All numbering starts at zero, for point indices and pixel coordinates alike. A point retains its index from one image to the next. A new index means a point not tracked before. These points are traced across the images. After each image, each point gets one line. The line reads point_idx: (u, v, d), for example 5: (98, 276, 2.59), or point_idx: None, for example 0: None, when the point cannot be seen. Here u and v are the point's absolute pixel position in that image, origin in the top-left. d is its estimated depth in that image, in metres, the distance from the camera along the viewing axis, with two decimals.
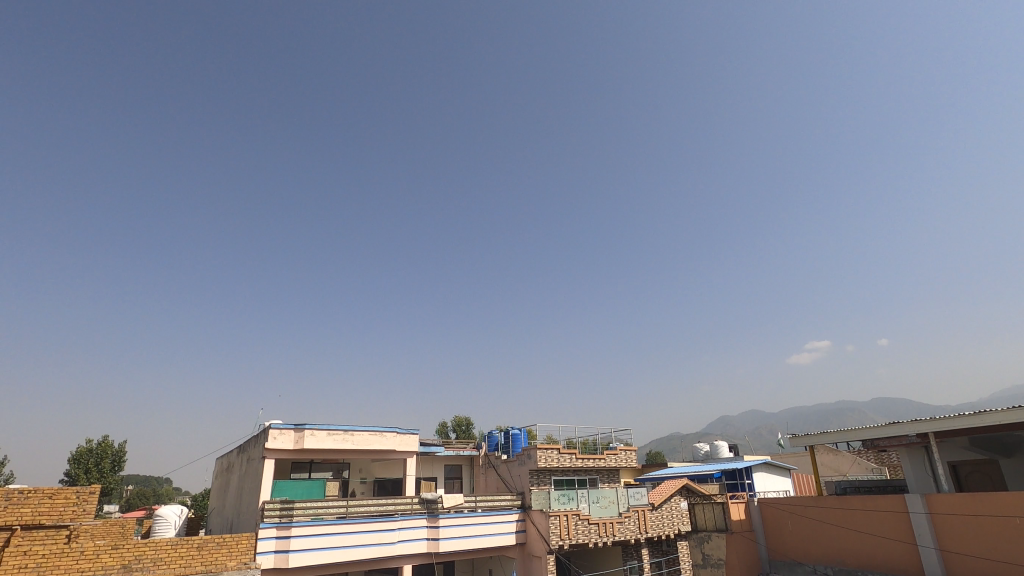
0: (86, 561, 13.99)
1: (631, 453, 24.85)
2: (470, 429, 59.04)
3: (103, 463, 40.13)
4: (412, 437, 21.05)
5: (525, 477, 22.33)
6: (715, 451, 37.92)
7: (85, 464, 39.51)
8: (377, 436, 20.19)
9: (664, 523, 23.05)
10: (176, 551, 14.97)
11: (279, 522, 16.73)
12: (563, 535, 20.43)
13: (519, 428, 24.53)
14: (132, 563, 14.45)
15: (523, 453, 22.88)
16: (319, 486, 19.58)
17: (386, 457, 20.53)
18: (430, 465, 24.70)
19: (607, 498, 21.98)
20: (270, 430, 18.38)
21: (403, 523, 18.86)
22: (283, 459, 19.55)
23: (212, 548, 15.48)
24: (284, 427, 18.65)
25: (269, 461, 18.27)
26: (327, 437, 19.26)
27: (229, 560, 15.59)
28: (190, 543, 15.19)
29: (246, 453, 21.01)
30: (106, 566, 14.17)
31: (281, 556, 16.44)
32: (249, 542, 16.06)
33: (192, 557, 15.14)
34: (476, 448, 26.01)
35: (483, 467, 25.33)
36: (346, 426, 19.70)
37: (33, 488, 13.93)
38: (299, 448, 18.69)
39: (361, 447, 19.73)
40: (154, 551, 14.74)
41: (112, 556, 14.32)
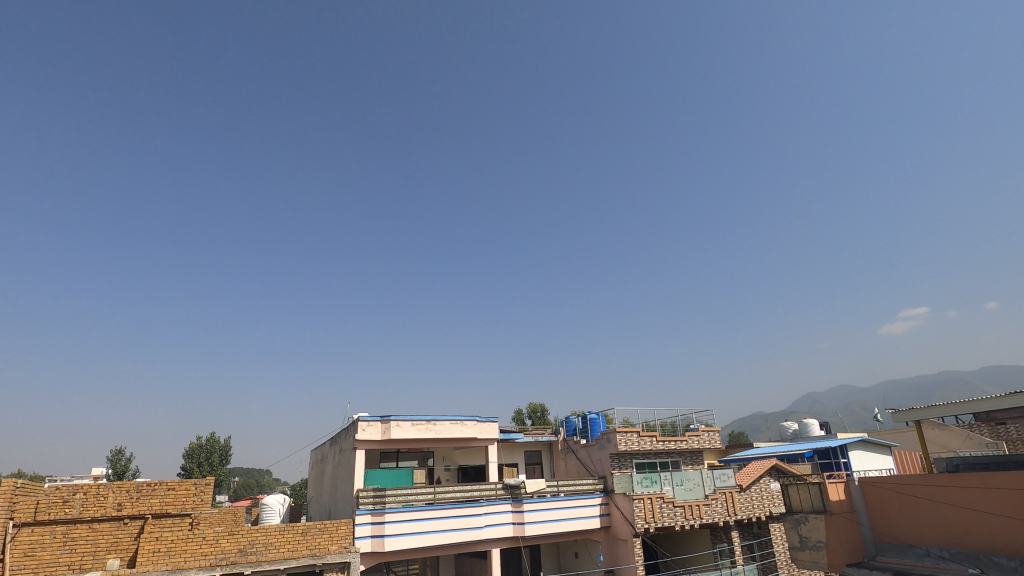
0: (208, 546, 15.25)
1: (714, 434, 24.12)
2: (545, 417, 59.26)
3: (213, 458, 43.78)
4: (491, 424, 21.46)
5: (606, 461, 22.18)
6: (805, 429, 36.03)
7: (198, 458, 43.34)
8: (458, 425, 20.71)
9: (754, 505, 22.29)
10: (284, 536, 16.12)
11: (373, 509, 17.61)
12: (648, 518, 20.17)
13: (596, 412, 24.40)
14: (246, 547, 15.61)
15: (602, 437, 22.75)
16: (407, 474, 20.39)
17: (468, 445, 21.05)
18: (510, 452, 25.06)
19: (691, 481, 21.49)
20: (359, 422, 19.30)
21: (488, 508, 19.30)
22: (372, 449, 20.50)
23: (315, 533, 16.50)
24: (371, 419, 19.54)
25: (360, 452, 19.21)
26: (412, 427, 19.95)
27: (331, 544, 16.57)
28: (295, 528, 16.33)
29: (337, 445, 22.19)
30: (225, 550, 15.39)
31: (376, 541, 17.31)
32: (348, 527, 17.03)
33: (298, 541, 16.24)
34: (555, 434, 26.16)
35: (563, 453, 25.43)
36: (429, 416, 20.33)
37: (159, 481, 15.68)
38: (387, 438, 19.50)
39: (444, 436, 20.33)
40: (265, 536, 15.92)
41: (229, 541, 15.53)
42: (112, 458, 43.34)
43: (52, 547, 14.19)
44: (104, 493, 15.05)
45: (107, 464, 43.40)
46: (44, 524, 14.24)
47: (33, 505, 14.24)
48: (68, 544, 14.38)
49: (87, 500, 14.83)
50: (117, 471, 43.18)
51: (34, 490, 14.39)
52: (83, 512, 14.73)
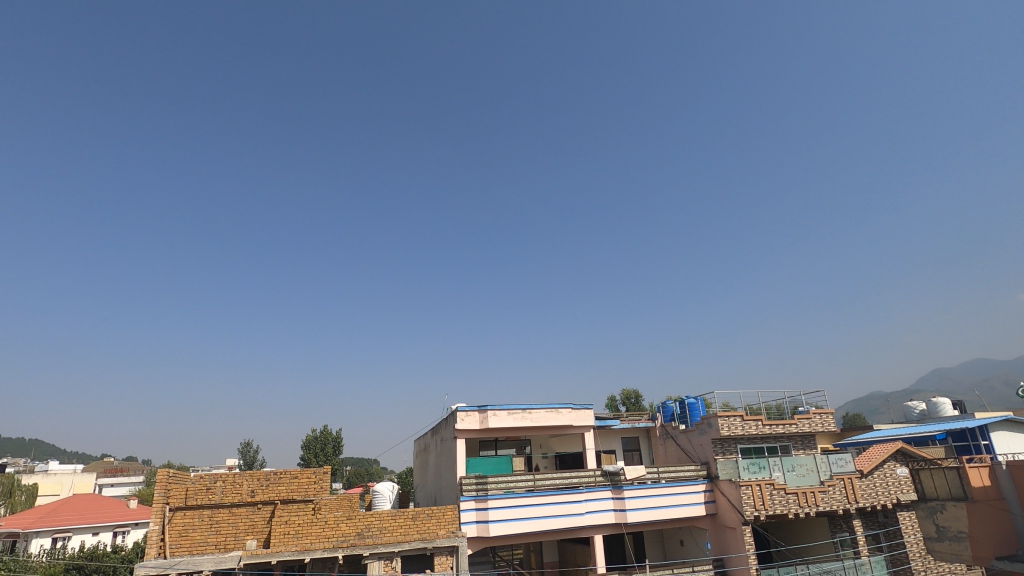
0: (330, 529, 16.48)
1: (827, 416, 22.48)
2: (640, 403, 58.18)
3: (327, 449, 47.27)
4: (587, 412, 21.38)
5: (707, 447, 21.36)
6: (935, 409, 32.59)
7: (314, 449, 46.97)
8: (553, 413, 20.83)
9: (877, 492, 20.59)
10: (396, 521, 17.08)
11: (476, 496, 18.18)
12: (758, 505, 19.24)
13: (695, 397, 23.48)
14: (363, 530, 16.70)
15: (703, 422, 21.91)
16: (506, 461, 20.82)
17: (564, 432, 21.12)
18: (607, 439, 24.84)
19: (804, 466, 20.19)
20: (457, 413, 19.96)
21: (588, 495, 19.29)
22: (471, 438, 21.15)
23: (424, 518, 17.33)
24: (469, 410, 20.12)
25: (460, 441, 19.89)
26: (508, 416, 20.32)
27: (439, 529, 17.32)
28: (406, 514, 17.24)
29: (439, 434, 23.09)
30: (345, 533, 16.55)
31: (482, 526, 17.87)
32: (454, 513, 17.70)
33: (409, 526, 17.13)
34: (652, 420, 25.57)
35: (662, 439, 24.84)
36: (524, 404, 20.59)
37: (284, 470, 17.17)
38: (485, 427, 20.00)
39: (540, 424, 20.53)
40: (379, 521, 16.94)
41: (348, 525, 16.68)
42: (241, 450, 48.06)
43: (201, 529, 15.99)
44: (239, 481, 16.71)
45: (238, 455, 48.20)
46: (193, 508, 16.08)
47: (183, 492, 16.13)
48: (214, 526, 16.13)
49: (226, 487, 16.54)
50: (246, 462, 47.86)
51: (183, 479, 16.29)
52: (224, 498, 16.45)
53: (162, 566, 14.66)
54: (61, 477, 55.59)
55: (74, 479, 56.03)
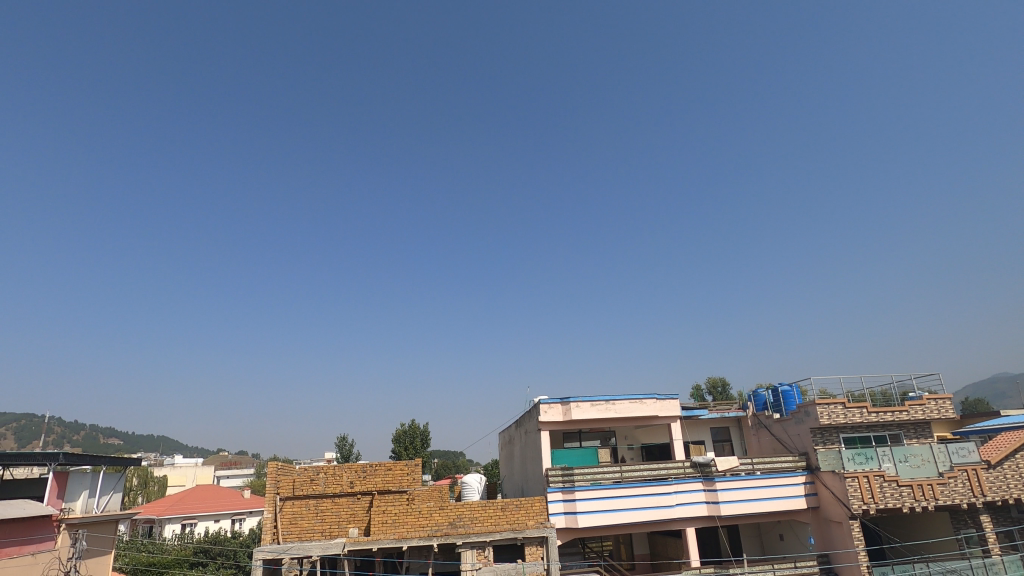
0: (424, 518, 17.16)
1: (944, 402, 20.49)
2: (727, 391, 55.89)
3: (415, 442, 49.17)
4: (672, 402, 20.81)
5: (806, 437, 20.11)
6: None
7: (404, 442, 48.99)
8: (637, 403, 20.45)
9: (1009, 485, 18.57)
10: (486, 511, 17.46)
11: (563, 487, 18.23)
12: (866, 498, 17.90)
13: (789, 384, 22.09)
14: (455, 520, 17.23)
15: (799, 410, 20.66)
16: (591, 453, 20.70)
17: (649, 423, 20.70)
18: (695, 429, 24.05)
19: (918, 457, 18.61)
20: (540, 405, 20.07)
21: (678, 486, 18.79)
22: (555, 430, 21.21)
23: (513, 509, 17.61)
24: (551, 402, 20.17)
25: (544, 433, 20.01)
26: (591, 407, 20.18)
27: (528, 519, 17.53)
28: (495, 504, 17.58)
29: (522, 427, 23.33)
30: (438, 523, 17.17)
31: (570, 517, 17.92)
32: (542, 504, 17.85)
33: (499, 516, 17.46)
34: (743, 409, 24.45)
35: (754, 429, 23.72)
36: (607, 396, 20.36)
37: (379, 462, 18.05)
38: (568, 419, 19.99)
39: (624, 415, 20.25)
40: (470, 511, 17.41)
41: (441, 515, 17.30)
42: (339, 444, 51.04)
43: (308, 517, 17.17)
44: (339, 472, 17.77)
45: (336, 449, 51.21)
46: (300, 498, 17.30)
47: (291, 483, 17.39)
48: (319, 514, 17.26)
49: (328, 478, 17.67)
50: (343, 455, 50.80)
51: (290, 470, 17.56)
52: (326, 488, 17.55)
53: (277, 550, 15.89)
54: (185, 470, 61.68)
55: (196, 471, 61.95)
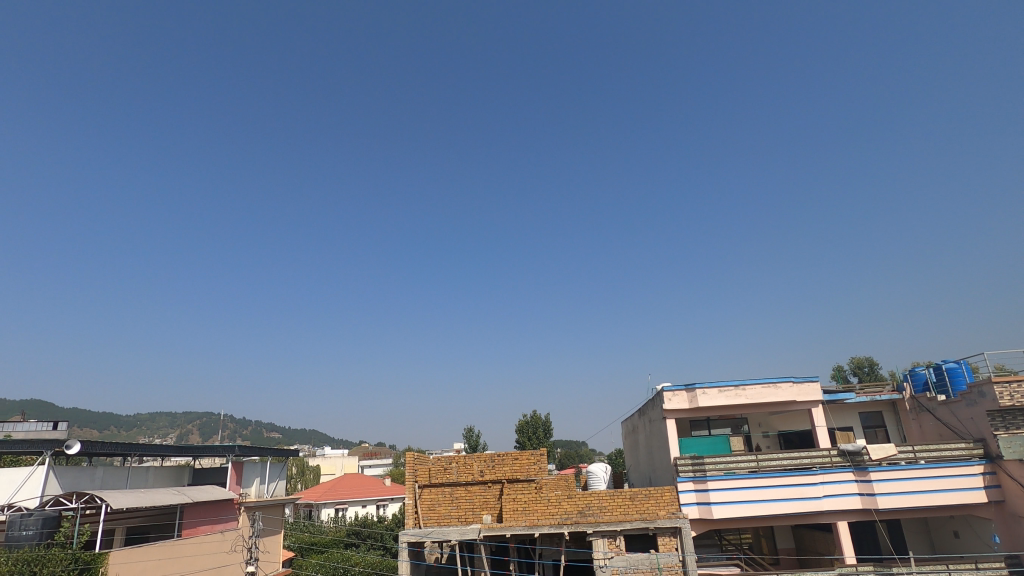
0: (553, 506, 17.41)
1: None
2: (875, 371, 50.35)
3: (538, 432, 50.15)
4: (811, 385, 19.15)
5: (981, 421, 17.47)
6: None
7: (527, 433, 50.16)
8: (771, 388, 19.09)
9: None
10: (614, 500, 17.31)
11: (694, 477, 17.54)
12: None
13: (955, 361, 19.31)
14: (584, 509, 17.28)
15: (971, 391, 17.99)
16: (722, 441, 19.68)
17: (786, 409, 19.24)
18: (840, 414, 21.97)
19: None
20: (664, 393, 19.46)
21: (825, 477, 17.28)
22: (681, 418, 20.45)
23: (642, 499, 17.26)
24: (675, 389, 19.47)
25: (670, 421, 19.38)
26: (719, 393, 19.18)
27: (659, 510, 17.11)
28: (624, 494, 17.35)
29: (646, 415, 22.80)
30: (568, 511, 17.35)
31: (704, 508, 17.22)
32: (673, 494, 17.31)
33: (628, 506, 17.22)
34: (898, 391, 21.86)
35: (914, 413, 21.12)
36: (736, 381, 19.24)
37: (506, 452, 18.63)
38: (695, 407, 19.17)
39: (757, 400, 19.02)
40: (598, 500, 17.38)
41: (569, 503, 17.45)
42: (465, 435, 53.46)
43: (445, 504, 18.19)
44: (470, 462, 18.59)
45: (463, 440, 53.68)
46: (436, 486, 18.37)
47: (427, 471, 18.56)
48: (454, 501, 18.22)
49: (460, 467, 18.57)
50: (471, 445, 53.13)
51: (425, 459, 18.73)
52: (459, 477, 18.47)
53: (419, 534, 16.92)
54: (334, 461, 68.26)
55: (343, 462, 68.27)
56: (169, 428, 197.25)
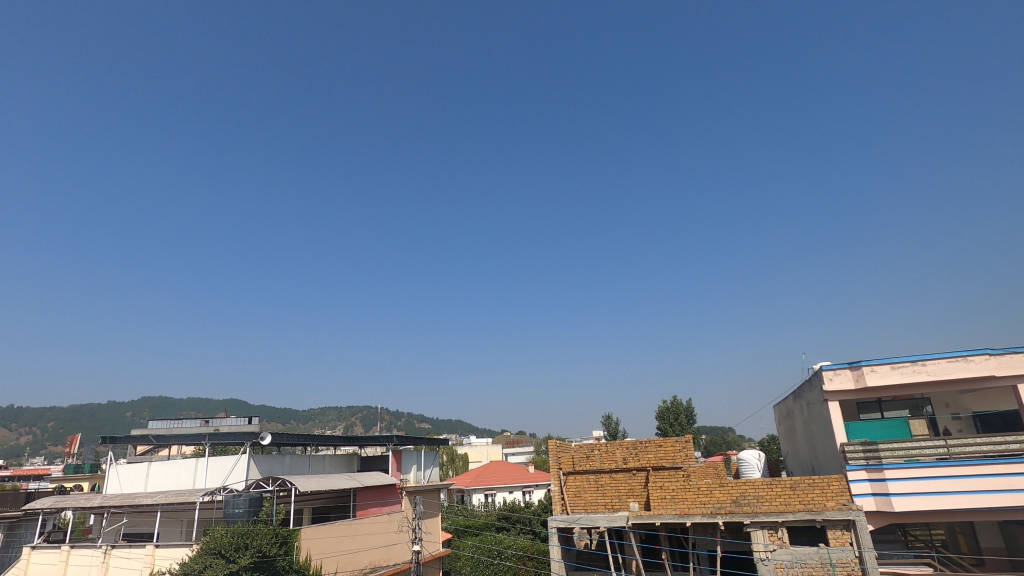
0: (704, 495, 16.70)
1: None
2: None
3: (680, 418, 48.48)
4: (1015, 357, 16.18)
5: None
6: None
7: (669, 419, 48.73)
8: (960, 362, 16.47)
9: None
10: (773, 490, 16.14)
11: (867, 465, 15.72)
12: None
13: None
14: (739, 498, 16.35)
15: None
16: (899, 425, 17.40)
17: (982, 385, 16.47)
18: None
19: None
20: (823, 372, 17.65)
21: None
22: (846, 400, 18.43)
23: (805, 488, 15.87)
24: (837, 368, 17.58)
25: (833, 403, 17.55)
26: (892, 371, 16.97)
27: (827, 501, 15.61)
28: (783, 483, 16.11)
29: (803, 398, 20.88)
30: (720, 500, 16.53)
31: (882, 500, 15.38)
32: (842, 483, 15.70)
33: (789, 496, 15.96)
34: None
35: None
36: (913, 356, 16.89)
37: (649, 439, 18.25)
38: (863, 386, 17.15)
39: (942, 376, 16.53)
40: (754, 489, 16.34)
41: (721, 492, 16.62)
42: (604, 422, 53.27)
43: (591, 491, 18.29)
44: (612, 449, 18.48)
45: (602, 427, 53.56)
46: (581, 473, 18.53)
47: (570, 459, 18.80)
48: (600, 488, 18.24)
49: (602, 455, 18.55)
50: (610, 432, 52.86)
51: (567, 447, 18.97)
52: (603, 464, 18.45)
53: (567, 520, 17.18)
54: (479, 449, 71.86)
55: (489, 450, 71.57)
56: (337, 421, 221.23)
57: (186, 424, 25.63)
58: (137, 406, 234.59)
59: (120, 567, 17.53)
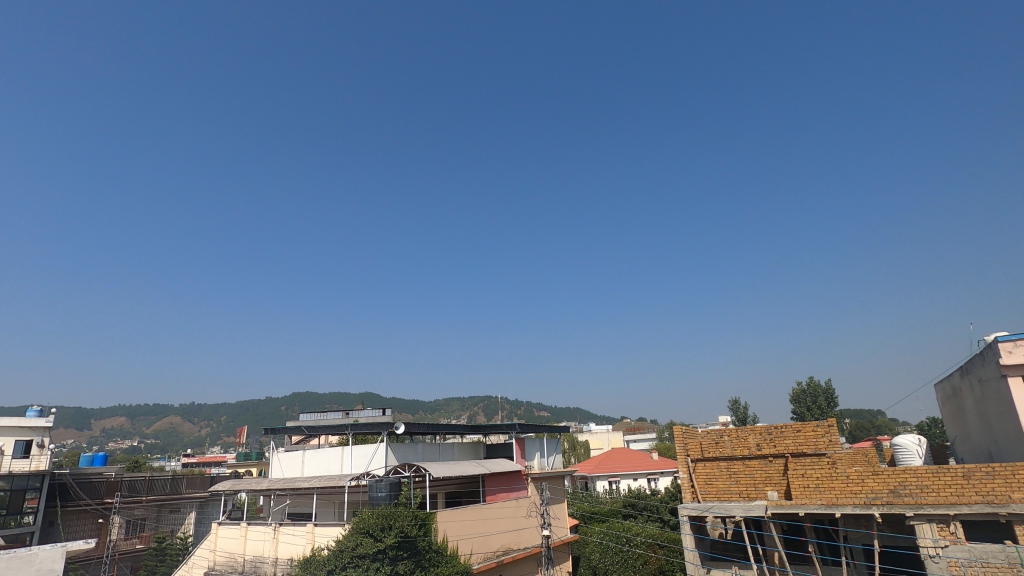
0: (855, 485, 15.20)
1: None
2: None
3: (819, 401, 44.60)
4: None
5: None
6: None
7: (806, 403, 45.07)
8: None
9: None
10: (941, 479, 14.24)
11: None
12: None
13: None
14: (898, 488, 14.64)
15: None
16: None
17: None
18: None
19: None
20: (999, 345, 15.22)
21: None
22: None
23: (983, 478, 13.77)
24: (1017, 339, 15.06)
25: (1014, 379, 15.07)
26: None
27: (1013, 492, 13.40)
28: (953, 471, 14.13)
29: (974, 374, 18.18)
30: (875, 490, 14.93)
31: None
32: None
33: (962, 486, 13.97)
34: None
35: None
36: None
37: (786, 424, 17.02)
38: None
39: None
40: (916, 478, 14.54)
41: (876, 481, 15.00)
42: (731, 407, 50.50)
43: (723, 478, 17.46)
44: (744, 435, 17.50)
45: (730, 412, 50.83)
46: (710, 459, 17.77)
47: (698, 445, 18.07)
48: (733, 476, 17.34)
49: (733, 441, 17.64)
50: (739, 418, 50.00)
51: (694, 433, 18.26)
52: (735, 451, 17.51)
53: (699, 508, 16.55)
54: (601, 436, 71.56)
55: (610, 437, 71.01)
56: (460, 411, 231.96)
57: (331, 416, 28.32)
58: (289, 401, 263.46)
59: (287, 542, 19.81)
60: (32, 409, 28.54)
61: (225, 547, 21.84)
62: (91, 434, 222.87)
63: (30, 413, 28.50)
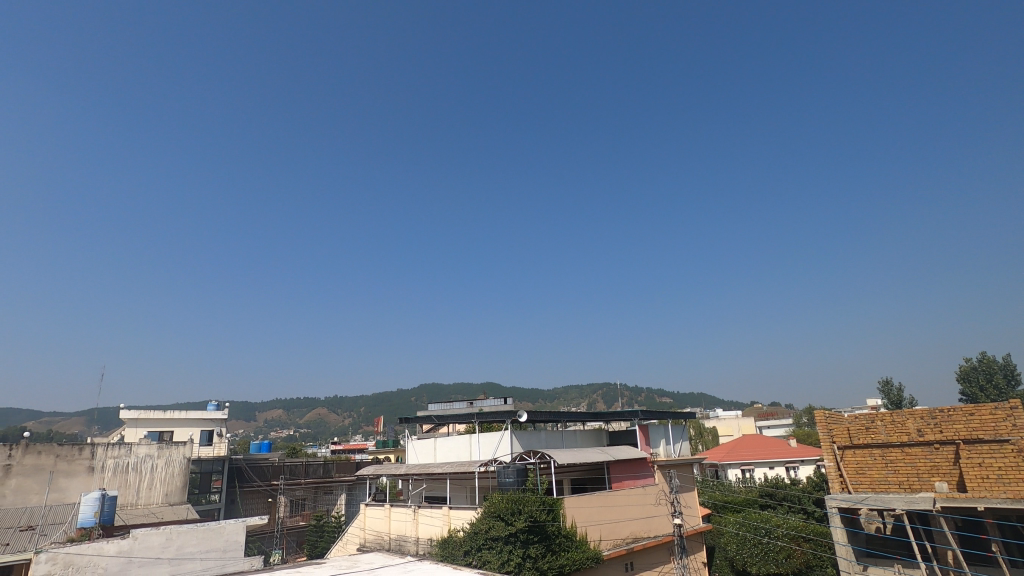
0: None
1: None
2: None
3: (996, 379, 38.56)
4: None
5: None
6: None
7: (977, 381, 39.23)
8: None
9: None
10: None
11: None
12: None
13: None
14: None
15: None
16: None
17: None
18: None
19: None
20: None
21: None
22: None
23: None
24: None
25: None
26: None
27: None
28: None
29: None
30: None
31: None
32: None
33: None
34: None
35: None
36: None
37: (955, 407, 15.10)
38: None
39: None
40: None
41: None
42: (883, 389, 45.36)
43: (878, 468, 15.75)
44: (901, 420, 15.84)
45: (881, 394, 45.69)
46: (862, 447, 16.17)
47: (846, 432, 16.61)
48: (890, 465, 15.56)
49: (888, 427, 15.98)
50: (893, 400, 44.74)
51: (841, 419, 16.84)
52: (891, 437, 15.81)
53: (850, 499, 15.09)
54: (730, 423, 67.89)
55: (740, 423, 67.12)
56: (580, 399, 232.57)
57: (457, 405, 29.70)
58: (417, 392, 280.92)
59: (426, 523, 21.19)
60: (212, 403, 33.33)
61: (373, 526, 23.87)
62: (257, 425, 254.62)
63: (209, 407, 33.29)
